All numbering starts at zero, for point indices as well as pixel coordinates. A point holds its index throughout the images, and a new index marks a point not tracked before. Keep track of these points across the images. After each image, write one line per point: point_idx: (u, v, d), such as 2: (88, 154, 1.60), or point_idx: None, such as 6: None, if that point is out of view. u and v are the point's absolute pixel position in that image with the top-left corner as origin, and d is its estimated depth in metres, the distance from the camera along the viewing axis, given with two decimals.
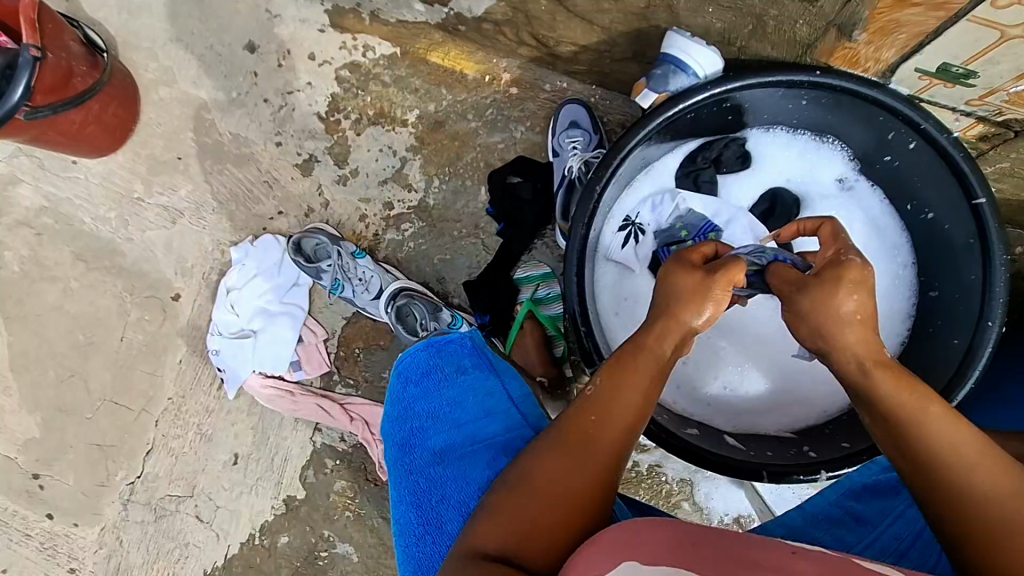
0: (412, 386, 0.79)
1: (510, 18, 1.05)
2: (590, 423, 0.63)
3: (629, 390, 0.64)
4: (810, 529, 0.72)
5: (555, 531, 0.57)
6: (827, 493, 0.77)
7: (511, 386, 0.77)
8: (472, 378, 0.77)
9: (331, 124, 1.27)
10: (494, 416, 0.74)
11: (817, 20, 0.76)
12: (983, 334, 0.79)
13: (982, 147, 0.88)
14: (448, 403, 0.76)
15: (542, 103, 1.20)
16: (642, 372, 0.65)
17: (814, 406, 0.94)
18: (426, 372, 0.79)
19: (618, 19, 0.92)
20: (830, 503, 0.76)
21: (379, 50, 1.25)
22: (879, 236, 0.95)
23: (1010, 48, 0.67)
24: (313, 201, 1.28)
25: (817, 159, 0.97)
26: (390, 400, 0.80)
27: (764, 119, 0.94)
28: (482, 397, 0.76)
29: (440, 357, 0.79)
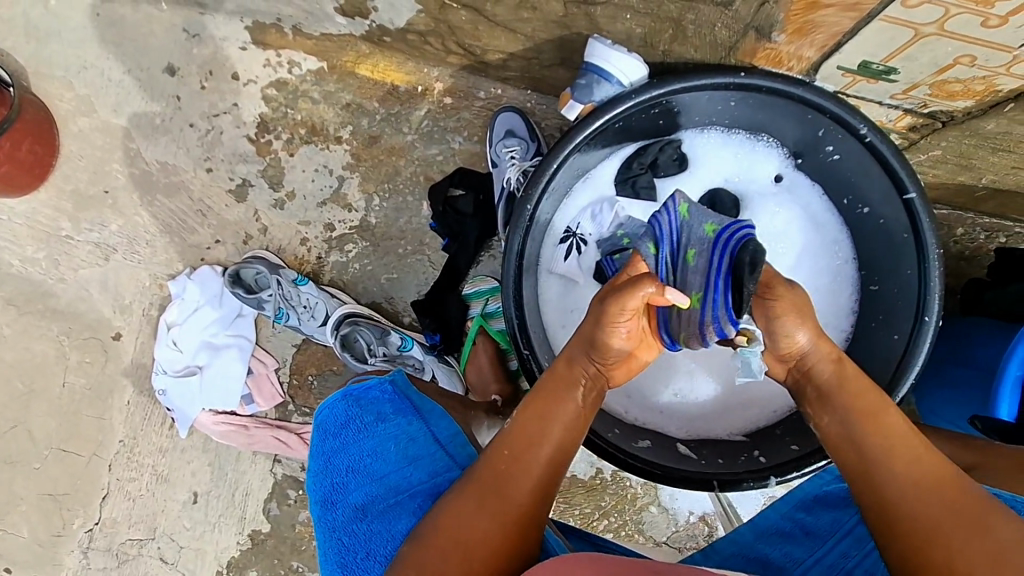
0: (333, 439, 0.77)
1: (433, 28, 1.01)
2: (501, 456, 0.62)
3: (545, 423, 0.64)
4: (761, 545, 0.70)
5: (457, 575, 0.55)
6: (779, 506, 0.75)
7: (437, 429, 0.75)
8: (392, 425, 0.76)
9: (262, 146, 1.22)
10: (417, 463, 0.72)
11: (735, 23, 0.74)
12: (922, 330, 0.80)
13: (912, 136, 0.87)
14: (369, 453, 0.74)
15: (478, 112, 1.17)
16: (555, 405, 0.65)
17: (765, 407, 0.94)
18: (345, 423, 0.77)
19: (540, 28, 0.89)
20: (781, 516, 0.74)
21: (305, 66, 1.20)
22: (819, 233, 0.95)
23: (925, 45, 0.66)
24: (250, 227, 1.23)
25: (753, 157, 0.96)
26: (314, 455, 0.79)
27: (697, 120, 0.92)
28: (405, 444, 0.74)
29: (360, 407, 0.78)
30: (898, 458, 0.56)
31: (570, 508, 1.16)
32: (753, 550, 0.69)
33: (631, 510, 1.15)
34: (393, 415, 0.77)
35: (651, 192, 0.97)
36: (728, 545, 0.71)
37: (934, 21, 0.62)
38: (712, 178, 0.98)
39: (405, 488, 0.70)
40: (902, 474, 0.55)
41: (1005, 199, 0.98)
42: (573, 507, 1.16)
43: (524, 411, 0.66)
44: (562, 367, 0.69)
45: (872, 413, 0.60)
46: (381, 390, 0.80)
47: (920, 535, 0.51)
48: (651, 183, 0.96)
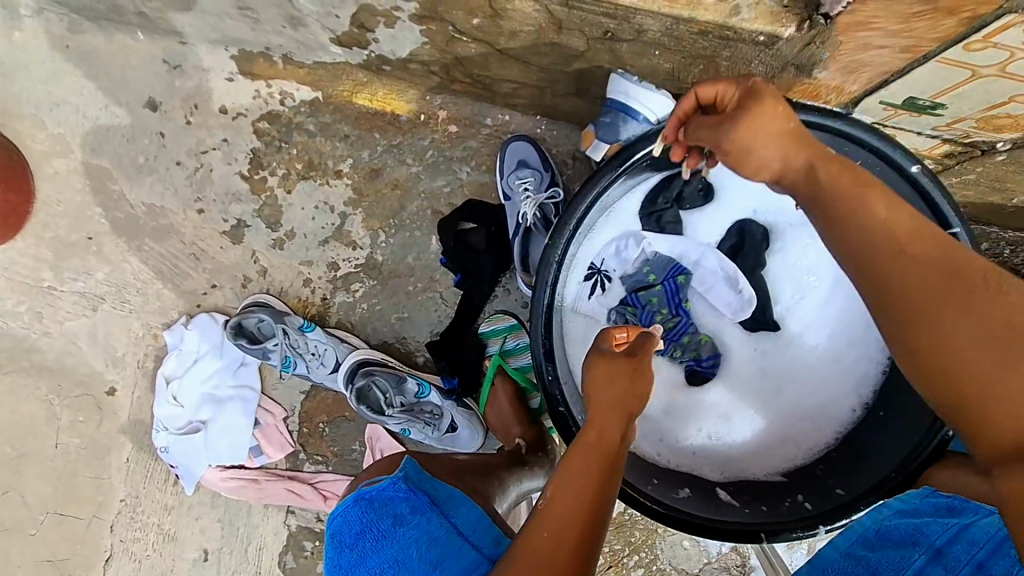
0: (348, 549, 0.74)
1: (438, 59, 0.95)
2: (544, 537, 0.61)
3: (579, 489, 0.64)
4: None
5: None
6: (840, 544, 0.79)
7: (460, 520, 0.73)
8: (412, 527, 0.71)
9: (256, 183, 1.15)
10: (444, 564, 0.68)
11: (774, 60, 0.70)
12: None
13: (947, 164, 0.84)
14: (391, 562, 0.70)
15: (485, 140, 1.11)
16: (584, 470, 0.66)
17: (800, 446, 0.91)
18: (361, 532, 0.74)
19: (557, 61, 0.84)
20: (842, 554, 0.77)
21: (298, 96, 1.13)
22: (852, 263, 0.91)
23: (982, 84, 0.62)
24: (248, 270, 1.16)
25: (781, 186, 0.92)
26: (331, 566, 0.76)
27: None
28: (427, 546, 0.70)
29: (374, 511, 0.74)
30: (826, 181, 0.51)
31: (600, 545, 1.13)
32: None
33: (662, 544, 1.13)
34: (410, 514, 0.73)
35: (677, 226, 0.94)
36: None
37: (995, 63, 0.58)
38: (738, 208, 0.94)
39: None
40: (844, 210, 0.50)
41: None
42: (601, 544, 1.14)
43: (556, 484, 0.65)
44: (591, 433, 0.69)
45: (857, 200, 0.50)
46: (394, 488, 0.75)
47: (908, 309, 0.47)
48: (676, 217, 0.92)
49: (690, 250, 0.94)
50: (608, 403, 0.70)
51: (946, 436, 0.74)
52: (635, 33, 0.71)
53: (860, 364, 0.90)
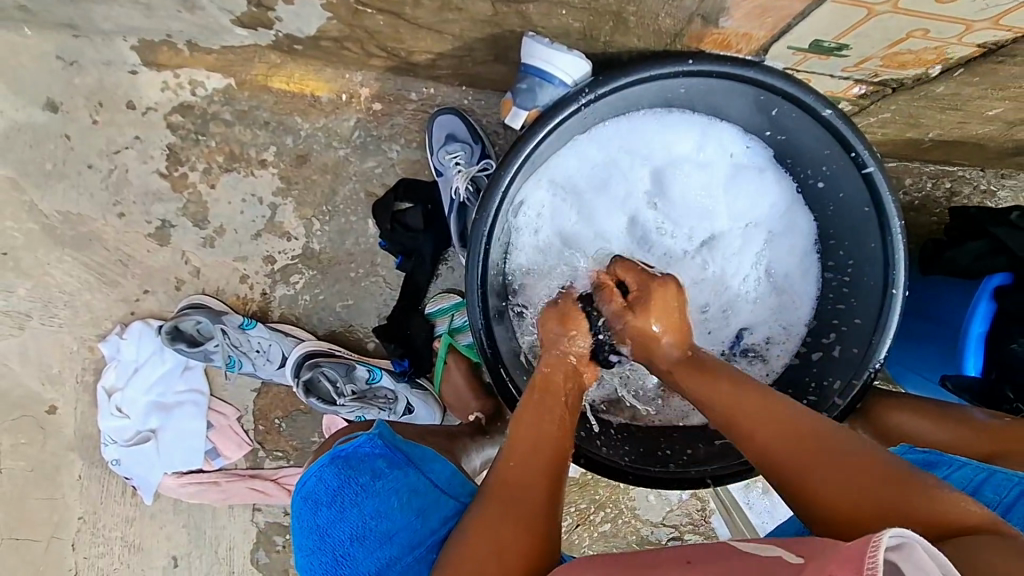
0: (324, 508, 0.79)
1: (349, 34, 0.91)
2: (514, 468, 0.65)
3: (544, 426, 0.69)
4: None
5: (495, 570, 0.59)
6: None
7: (435, 475, 0.78)
8: (390, 480, 0.78)
9: (176, 180, 1.10)
10: (426, 514, 0.75)
11: (679, 11, 0.69)
12: (890, 302, 0.80)
13: (863, 103, 0.85)
14: (372, 515, 0.76)
15: (411, 116, 1.08)
16: (551, 416, 0.70)
17: None
18: (339, 489, 0.79)
19: (468, 28, 0.81)
20: None
21: (210, 85, 1.07)
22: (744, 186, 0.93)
23: (879, 22, 0.63)
24: (180, 271, 1.12)
25: (644, 144, 0.91)
26: (303, 528, 0.80)
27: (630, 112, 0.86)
28: (408, 498, 0.77)
29: (351, 470, 0.79)
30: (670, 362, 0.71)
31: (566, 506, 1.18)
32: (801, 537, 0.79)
33: (625, 498, 1.18)
34: (388, 469, 0.79)
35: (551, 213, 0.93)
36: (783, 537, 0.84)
37: (887, 1, 0.59)
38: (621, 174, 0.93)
39: (419, 542, 0.73)
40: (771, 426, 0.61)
41: (950, 148, 0.99)
42: (568, 505, 1.18)
43: (520, 422, 0.69)
44: (544, 379, 0.73)
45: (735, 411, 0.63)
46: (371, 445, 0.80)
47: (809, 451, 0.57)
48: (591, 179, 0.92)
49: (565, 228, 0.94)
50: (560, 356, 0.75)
51: (883, 352, 0.80)
52: None
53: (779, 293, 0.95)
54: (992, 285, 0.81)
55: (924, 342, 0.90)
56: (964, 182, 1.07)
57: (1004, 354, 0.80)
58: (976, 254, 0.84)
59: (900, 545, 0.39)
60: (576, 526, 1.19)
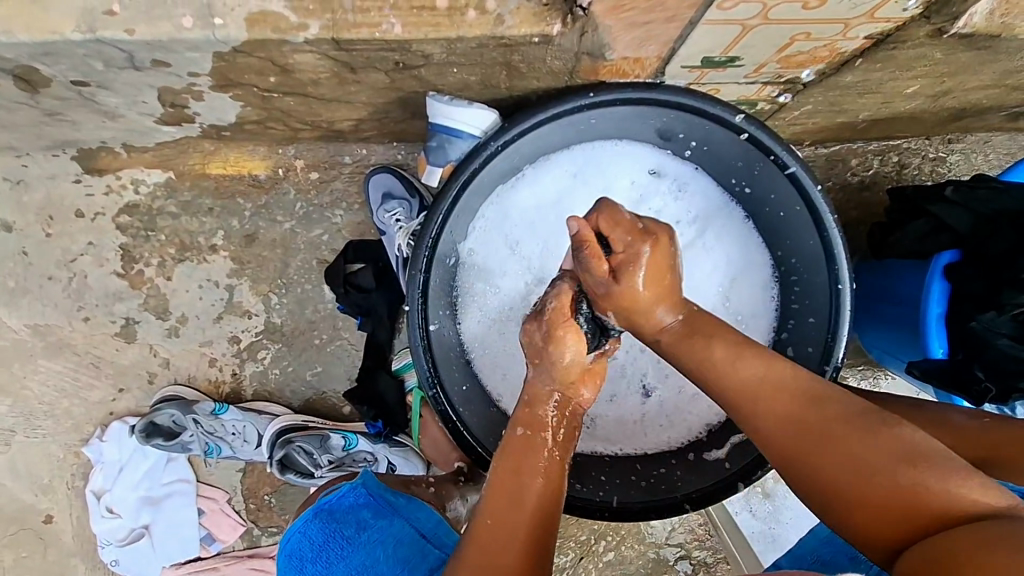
0: (312, 563, 0.78)
1: (267, 116, 0.92)
2: (490, 527, 0.62)
3: (521, 472, 0.65)
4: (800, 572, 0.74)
5: None
6: (820, 531, 0.77)
7: (421, 523, 0.79)
8: (375, 531, 0.77)
9: (134, 278, 1.12)
10: (411, 566, 0.74)
11: (564, 54, 0.68)
12: (839, 297, 0.77)
13: (781, 101, 0.82)
14: (359, 569, 0.76)
15: (349, 178, 1.09)
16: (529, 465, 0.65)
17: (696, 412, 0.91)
18: (324, 542, 0.78)
19: (374, 95, 0.82)
20: (821, 541, 0.76)
21: (152, 181, 1.10)
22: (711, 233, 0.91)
23: (758, 34, 0.61)
24: (151, 365, 1.13)
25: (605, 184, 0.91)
26: None
27: (578, 143, 0.87)
28: (393, 548, 0.76)
29: (335, 523, 0.79)
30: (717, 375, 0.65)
31: (566, 540, 1.17)
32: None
33: (626, 524, 1.17)
34: (372, 519, 0.79)
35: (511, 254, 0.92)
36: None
37: (756, 14, 0.57)
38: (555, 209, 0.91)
39: None
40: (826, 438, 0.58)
41: (885, 127, 0.94)
42: (568, 539, 1.17)
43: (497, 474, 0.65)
44: (523, 415, 0.68)
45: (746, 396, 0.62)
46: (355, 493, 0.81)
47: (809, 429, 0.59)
48: (523, 216, 0.91)
49: (533, 274, 0.92)
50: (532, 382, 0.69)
51: (841, 346, 0.77)
52: (424, 58, 0.69)
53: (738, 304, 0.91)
54: (943, 263, 0.78)
55: (886, 325, 0.87)
56: (911, 153, 1.01)
57: (965, 332, 0.76)
58: (920, 234, 0.81)
59: None
60: (579, 559, 1.17)
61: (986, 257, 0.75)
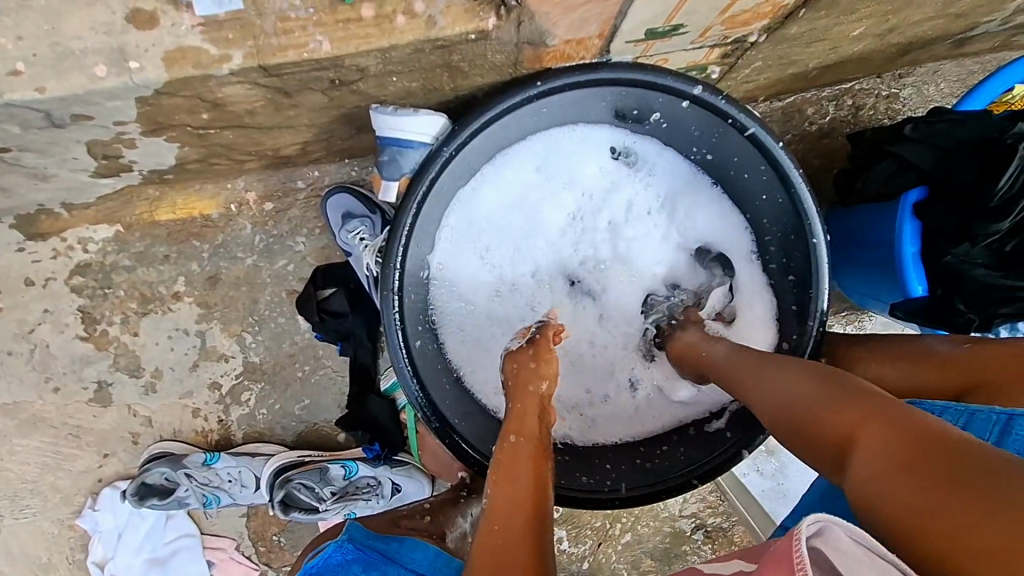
0: None
1: (208, 152, 0.88)
2: (494, 528, 0.58)
3: (517, 476, 0.63)
4: (801, 531, 0.69)
5: None
6: (817, 483, 0.76)
7: (416, 564, 0.77)
8: None
9: (98, 339, 1.07)
10: None
11: (504, 47, 0.66)
12: (816, 251, 0.76)
13: (731, 61, 0.80)
14: None
15: (306, 203, 1.06)
16: (522, 466, 0.64)
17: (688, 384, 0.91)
18: None
19: (315, 116, 0.79)
20: (817, 495, 0.73)
21: (100, 236, 1.04)
22: (687, 211, 0.89)
23: (698, 0, 0.59)
24: (132, 425, 1.09)
25: (572, 171, 0.89)
26: None
27: (540, 131, 0.84)
28: None
29: None
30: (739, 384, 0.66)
31: (582, 529, 1.17)
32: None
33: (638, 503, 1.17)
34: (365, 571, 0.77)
35: (488, 255, 0.90)
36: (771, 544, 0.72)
37: None
38: (519, 205, 0.89)
39: None
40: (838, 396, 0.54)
41: (836, 73, 0.93)
42: (584, 527, 1.17)
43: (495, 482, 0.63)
44: (512, 423, 0.69)
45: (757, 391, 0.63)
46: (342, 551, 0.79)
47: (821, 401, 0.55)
48: (489, 216, 0.89)
49: (506, 273, 0.91)
50: (528, 387, 0.72)
51: (824, 299, 0.77)
52: (360, 72, 0.66)
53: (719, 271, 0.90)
54: (911, 201, 0.78)
55: (865, 269, 0.86)
56: (865, 94, 1.01)
57: (940, 269, 0.76)
58: (887, 174, 0.80)
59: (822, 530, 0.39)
60: (598, 545, 1.18)
61: (955, 191, 0.75)
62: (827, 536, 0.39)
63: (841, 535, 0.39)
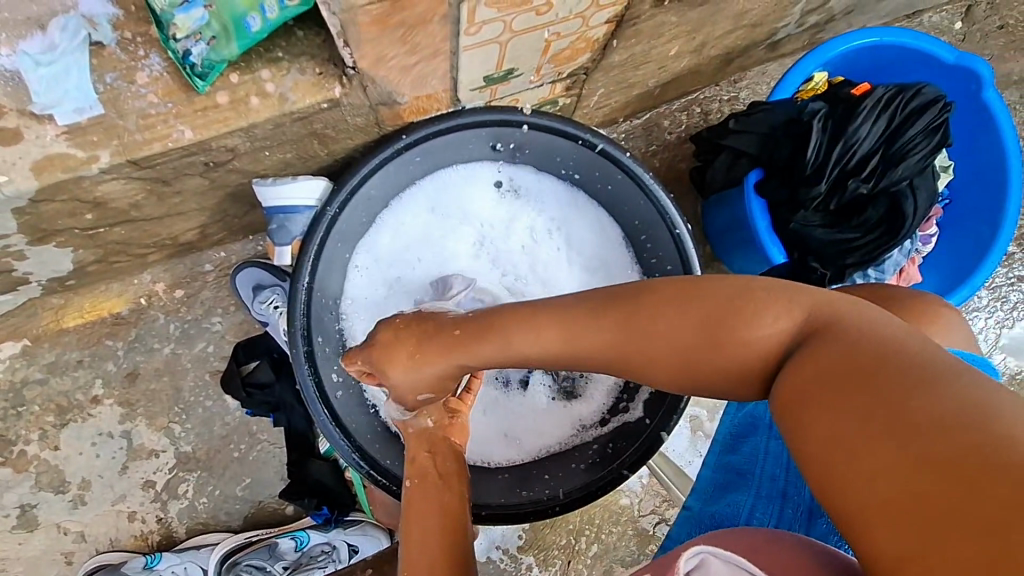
0: None
1: (104, 251, 0.90)
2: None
3: (430, 515, 0.61)
4: (709, 507, 0.77)
5: None
6: (711, 460, 0.83)
7: None
8: None
9: (16, 461, 1.03)
10: None
11: (361, 110, 0.72)
12: (680, 241, 0.85)
13: (578, 92, 0.90)
14: None
15: (217, 284, 1.08)
16: (432, 505, 0.62)
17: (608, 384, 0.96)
18: None
19: (202, 199, 0.83)
20: (715, 469, 0.81)
21: (5, 354, 1.03)
22: (579, 228, 0.95)
23: (516, 47, 0.68)
24: (65, 544, 1.05)
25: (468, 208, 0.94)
26: None
27: (426, 173, 0.90)
28: None
29: None
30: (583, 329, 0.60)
31: (549, 551, 1.18)
32: (707, 513, 0.76)
33: (598, 512, 1.19)
34: None
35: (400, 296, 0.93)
36: (685, 525, 0.79)
37: (503, 31, 0.63)
38: (423, 247, 0.94)
39: None
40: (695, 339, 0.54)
41: (678, 86, 1.05)
42: (550, 549, 1.18)
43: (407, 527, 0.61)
44: (415, 465, 0.66)
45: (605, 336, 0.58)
46: None
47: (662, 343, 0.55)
48: (391, 263, 0.92)
49: None
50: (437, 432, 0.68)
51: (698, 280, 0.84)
52: (231, 152, 0.71)
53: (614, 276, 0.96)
54: (752, 182, 0.88)
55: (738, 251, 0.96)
56: (711, 100, 1.14)
57: (790, 235, 0.90)
58: (726, 166, 0.91)
59: (701, 561, 0.44)
60: (568, 564, 1.19)
61: (781, 167, 0.87)
62: (705, 568, 0.43)
63: (717, 564, 0.43)
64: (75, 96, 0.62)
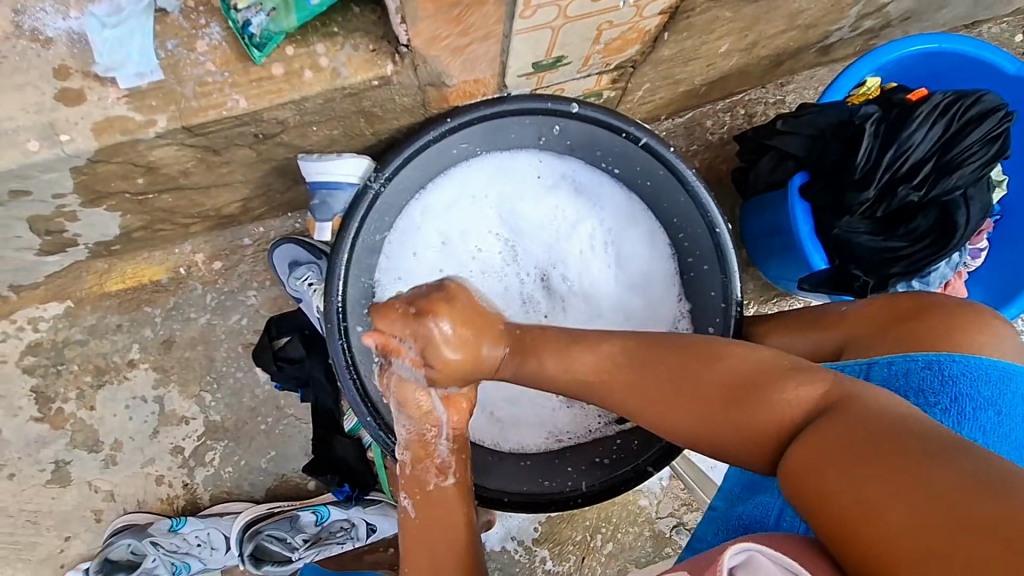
0: None
1: (150, 218, 0.93)
2: None
3: None
4: (735, 508, 0.75)
5: None
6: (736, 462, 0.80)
7: None
8: None
9: (53, 418, 1.07)
10: None
11: (409, 90, 0.73)
12: (720, 240, 0.83)
13: (623, 85, 0.89)
14: None
15: (254, 258, 1.10)
16: None
17: None
18: None
19: (248, 171, 0.84)
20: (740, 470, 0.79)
21: (50, 314, 1.06)
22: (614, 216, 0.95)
23: (567, 35, 0.68)
24: (94, 502, 1.08)
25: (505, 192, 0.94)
26: None
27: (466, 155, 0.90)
28: None
29: None
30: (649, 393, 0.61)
31: (564, 546, 1.17)
32: (733, 514, 0.74)
33: (615, 511, 1.18)
34: None
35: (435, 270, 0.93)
36: (711, 526, 0.78)
37: (556, 16, 0.62)
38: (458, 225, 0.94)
39: None
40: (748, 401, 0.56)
41: (724, 85, 1.04)
42: (566, 544, 1.17)
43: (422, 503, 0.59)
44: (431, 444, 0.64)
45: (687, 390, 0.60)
46: None
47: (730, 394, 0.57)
48: (426, 243, 0.93)
49: None
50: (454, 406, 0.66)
51: (736, 280, 0.83)
52: (280, 125, 0.72)
53: (647, 270, 0.96)
54: (795, 185, 0.87)
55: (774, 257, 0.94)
56: (756, 101, 1.12)
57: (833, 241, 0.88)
58: (770, 167, 0.90)
59: (747, 557, 0.42)
60: (582, 560, 1.18)
61: (827, 169, 0.85)
62: (751, 564, 0.41)
63: (763, 561, 0.41)
64: (138, 61, 0.64)
